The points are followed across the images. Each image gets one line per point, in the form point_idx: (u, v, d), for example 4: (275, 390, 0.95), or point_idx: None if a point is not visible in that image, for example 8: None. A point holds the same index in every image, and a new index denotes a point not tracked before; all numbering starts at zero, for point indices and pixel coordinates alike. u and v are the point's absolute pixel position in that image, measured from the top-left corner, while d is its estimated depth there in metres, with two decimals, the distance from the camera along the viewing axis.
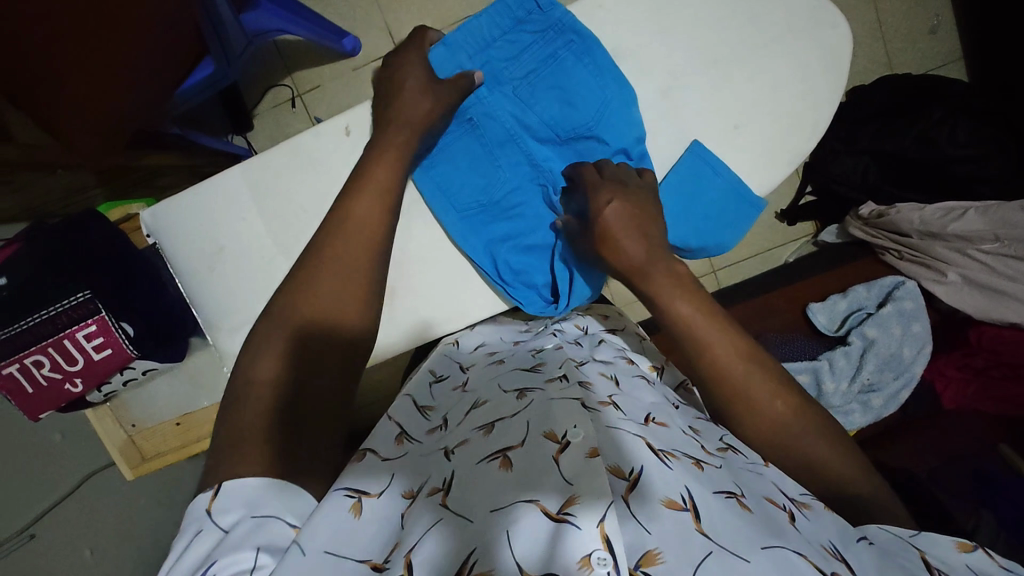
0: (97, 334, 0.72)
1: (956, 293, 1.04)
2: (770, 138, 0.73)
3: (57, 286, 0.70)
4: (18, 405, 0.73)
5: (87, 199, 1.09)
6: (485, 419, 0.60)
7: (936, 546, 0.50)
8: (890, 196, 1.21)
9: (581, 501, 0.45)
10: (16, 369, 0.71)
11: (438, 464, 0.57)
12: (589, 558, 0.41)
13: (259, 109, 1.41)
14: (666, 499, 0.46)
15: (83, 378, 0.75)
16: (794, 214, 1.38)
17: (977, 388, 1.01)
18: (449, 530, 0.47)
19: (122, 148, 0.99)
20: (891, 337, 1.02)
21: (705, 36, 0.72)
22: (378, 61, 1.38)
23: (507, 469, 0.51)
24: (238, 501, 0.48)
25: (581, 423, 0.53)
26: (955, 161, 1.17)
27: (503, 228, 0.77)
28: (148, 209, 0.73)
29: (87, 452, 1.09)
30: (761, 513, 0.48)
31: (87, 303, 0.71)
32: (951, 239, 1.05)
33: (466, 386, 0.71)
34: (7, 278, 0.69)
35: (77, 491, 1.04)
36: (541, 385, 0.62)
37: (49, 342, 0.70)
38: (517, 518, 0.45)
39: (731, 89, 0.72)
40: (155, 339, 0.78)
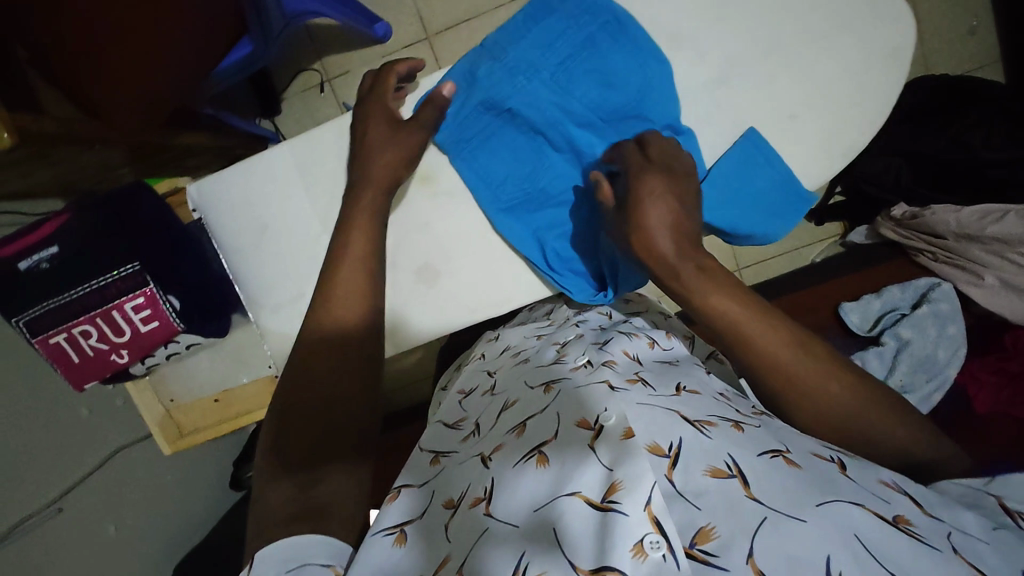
0: (144, 306, 0.73)
1: (993, 296, 1.02)
2: (823, 130, 0.72)
3: (106, 257, 0.71)
4: (64, 376, 0.72)
5: (119, 178, 1.09)
6: (513, 421, 0.59)
7: (1010, 488, 0.51)
8: (924, 197, 1.20)
9: (623, 487, 0.45)
10: (64, 340, 0.70)
11: (475, 469, 0.55)
12: (642, 544, 0.42)
13: (288, 92, 1.41)
14: (709, 469, 0.46)
15: (129, 350, 0.75)
16: (822, 213, 1.37)
17: (1012, 393, 0.97)
18: (497, 535, 0.47)
19: (158, 127, 0.99)
20: (926, 338, 1.01)
21: (757, 25, 0.71)
22: (408, 48, 1.38)
23: (545, 466, 0.50)
24: (268, 567, 0.47)
25: (611, 405, 0.52)
26: (989, 164, 1.12)
27: (550, 216, 0.77)
28: (194, 182, 0.73)
29: (114, 429, 1.10)
30: (811, 468, 0.47)
31: (136, 275, 0.72)
32: (988, 241, 1.03)
33: (495, 388, 0.70)
34: (58, 247, 0.69)
35: (104, 467, 1.04)
36: (567, 374, 0.61)
37: (98, 311, 0.71)
38: (562, 514, 0.45)
39: (784, 80, 0.71)
40: (200, 314, 0.78)
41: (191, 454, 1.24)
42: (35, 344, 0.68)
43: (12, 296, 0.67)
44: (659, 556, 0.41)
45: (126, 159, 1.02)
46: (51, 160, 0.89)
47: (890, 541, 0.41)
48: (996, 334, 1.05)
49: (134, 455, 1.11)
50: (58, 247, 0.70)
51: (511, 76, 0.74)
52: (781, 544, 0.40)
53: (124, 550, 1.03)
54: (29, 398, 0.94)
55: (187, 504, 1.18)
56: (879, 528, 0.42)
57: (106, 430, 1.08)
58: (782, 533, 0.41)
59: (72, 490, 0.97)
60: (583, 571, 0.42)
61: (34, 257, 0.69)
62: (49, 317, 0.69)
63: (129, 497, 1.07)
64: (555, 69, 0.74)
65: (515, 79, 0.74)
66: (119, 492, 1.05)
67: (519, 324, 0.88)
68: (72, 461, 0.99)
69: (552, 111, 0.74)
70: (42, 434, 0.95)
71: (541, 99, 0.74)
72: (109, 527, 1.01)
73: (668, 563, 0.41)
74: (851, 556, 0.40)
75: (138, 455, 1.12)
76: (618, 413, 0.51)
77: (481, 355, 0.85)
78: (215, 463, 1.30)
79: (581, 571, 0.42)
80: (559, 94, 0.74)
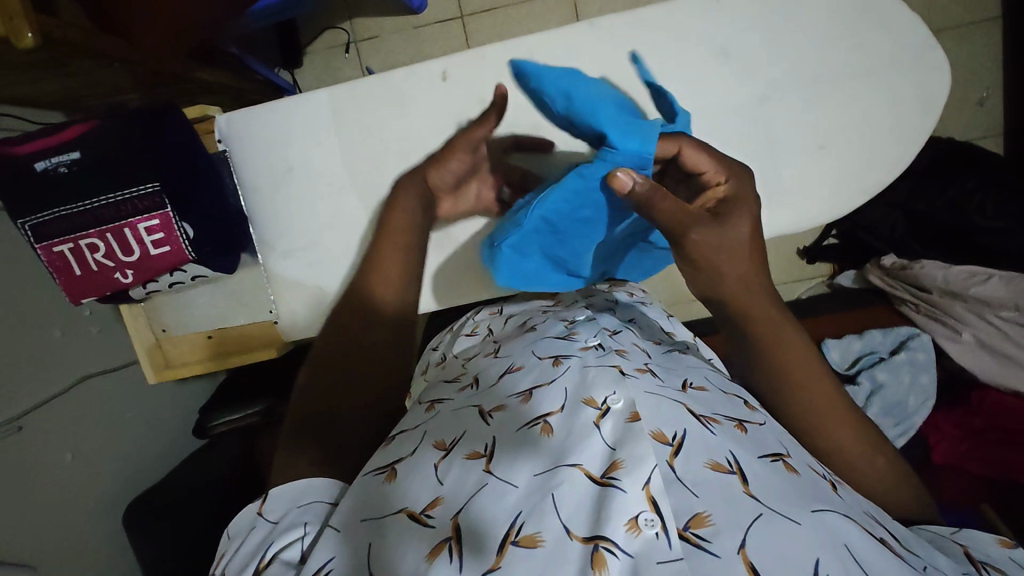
0: (158, 229, 0.71)
1: (968, 353, 1.07)
2: (850, 165, 0.75)
3: (125, 173, 0.69)
4: (62, 286, 0.71)
5: (129, 102, 1.06)
6: (522, 385, 0.59)
7: (976, 542, 0.50)
8: (915, 252, 1.23)
9: (624, 466, 0.47)
10: (68, 250, 0.69)
11: (472, 422, 0.56)
12: (636, 520, 0.44)
13: (312, 47, 1.39)
14: (710, 461, 0.47)
15: (135, 272, 0.73)
16: (815, 253, 1.39)
17: (970, 446, 1.03)
18: (495, 495, 0.47)
19: (181, 57, 0.96)
20: (900, 384, 1.05)
21: (804, 54, 0.72)
22: (440, 24, 1.36)
23: (549, 435, 0.52)
24: (283, 498, 0.53)
25: (619, 388, 0.54)
26: (982, 230, 1.16)
27: (573, 248, 0.72)
28: (225, 115, 0.75)
29: (89, 357, 1.06)
30: (808, 478, 0.49)
31: (153, 196, 0.70)
32: (970, 300, 1.08)
33: (499, 351, 0.71)
34: (80, 154, 0.68)
35: (71, 393, 1.01)
36: (576, 353, 0.62)
37: (109, 227, 0.70)
38: (561, 483, 0.47)
39: (823, 108, 0.73)
40: (213, 246, 0.76)
41: (157, 393, 1.22)
42: (37, 250, 0.68)
43: (23, 196, 0.67)
44: (652, 533, 0.43)
45: (141, 82, 0.99)
46: (69, 71, 0.86)
47: (872, 551, 0.43)
48: (964, 390, 1.10)
49: (100, 386, 1.08)
50: (79, 153, 0.68)
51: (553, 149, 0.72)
52: (774, 542, 0.42)
53: (78, 479, 1.00)
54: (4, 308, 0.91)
55: (144, 443, 1.16)
56: (866, 542, 0.44)
57: (81, 356, 1.05)
58: (775, 530, 0.42)
59: (37, 412, 0.94)
60: (576, 537, 0.44)
61: (53, 160, 0.67)
62: (56, 225, 0.68)
63: (89, 426, 1.04)
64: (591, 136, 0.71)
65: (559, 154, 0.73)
66: (80, 420, 1.02)
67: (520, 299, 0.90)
68: (42, 381, 0.96)
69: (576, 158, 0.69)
70: (11, 348, 0.91)
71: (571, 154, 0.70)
72: (66, 454, 0.99)
73: (660, 541, 0.43)
74: (838, 560, 0.41)
75: (105, 386, 1.09)
76: (627, 398, 0.52)
77: (475, 322, 0.87)
78: (180, 406, 1.27)
79: (576, 538, 0.44)
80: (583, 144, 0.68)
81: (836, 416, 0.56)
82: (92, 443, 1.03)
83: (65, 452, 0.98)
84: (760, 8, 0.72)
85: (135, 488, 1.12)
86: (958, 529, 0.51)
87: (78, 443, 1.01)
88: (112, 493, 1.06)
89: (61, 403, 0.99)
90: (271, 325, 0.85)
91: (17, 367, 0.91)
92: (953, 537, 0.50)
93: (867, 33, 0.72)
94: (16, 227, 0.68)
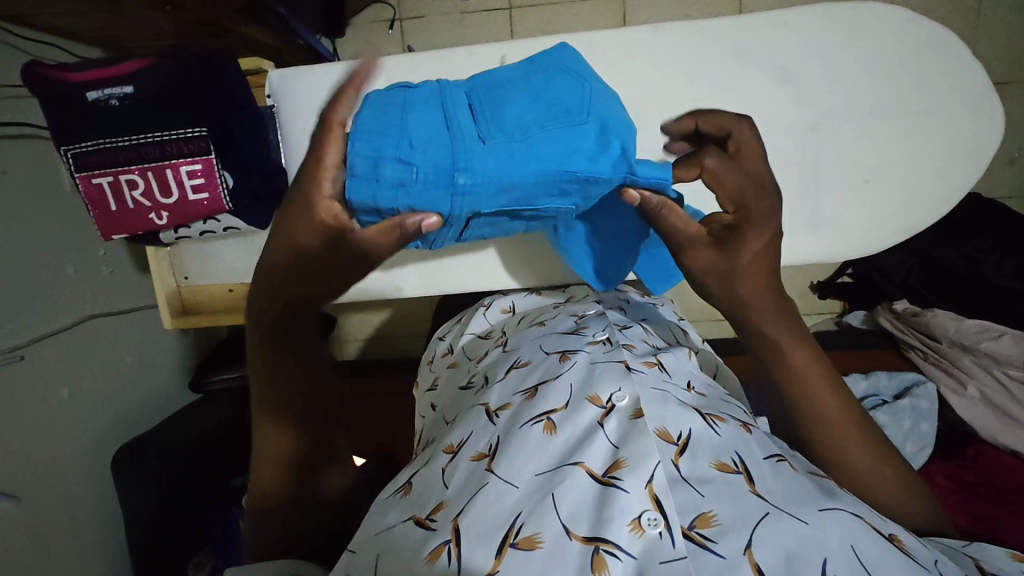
0: (199, 174, 0.71)
1: (969, 406, 1.08)
2: (888, 204, 0.75)
3: (174, 114, 0.69)
4: (96, 219, 0.72)
5: (169, 47, 1.05)
6: (528, 381, 0.60)
7: (988, 555, 0.49)
8: (926, 301, 1.22)
9: (627, 465, 0.47)
10: (106, 184, 0.70)
11: (479, 424, 0.57)
12: (640, 520, 0.44)
13: (356, 18, 1.39)
14: (715, 461, 0.47)
15: (170, 215, 0.74)
16: (827, 289, 1.41)
17: (958, 500, 1.00)
18: (495, 493, 0.48)
19: (230, 9, 0.95)
20: (898, 428, 1.04)
21: (860, 86, 0.72)
22: (486, 12, 1.36)
23: (551, 434, 0.52)
24: None
25: (624, 385, 0.54)
26: (997, 288, 1.13)
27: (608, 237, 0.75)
28: (277, 69, 0.74)
29: (95, 296, 1.05)
30: (811, 477, 0.48)
31: (199, 141, 0.69)
32: (979, 354, 1.08)
33: (507, 346, 0.71)
34: (134, 89, 0.68)
35: (74, 330, 1.00)
36: (584, 348, 0.62)
37: (151, 166, 0.70)
38: (562, 483, 0.47)
39: (871, 141, 0.74)
40: (251, 199, 0.76)
41: (156, 341, 1.20)
42: (77, 179, 0.69)
43: (71, 124, 0.67)
44: (655, 533, 0.43)
45: (187, 29, 0.98)
46: (119, 7, 0.85)
47: (885, 551, 0.42)
48: (960, 442, 1.11)
49: (102, 326, 1.07)
50: (133, 89, 0.68)
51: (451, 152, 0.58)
52: (782, 540, 0.41)
53: (69, 416, 0.99)
54: (19, 234, 0.89)
55: (139, 389, 1.15)
56: (875, 541, 0.42)
57: (87, 293, 1.04)
58: (783, 529, 0.42)
59: (39, 344, 0.93)
60: (576, 537, 0.43)
61: (106, 91, 0.67)
62: (98, 157, 0.69)
63: (87, 366, 1.03)
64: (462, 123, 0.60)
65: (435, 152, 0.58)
66: (78, 357, 1.01)
67: (528, 290, 0.89)
68: (49, 313, 0.95)
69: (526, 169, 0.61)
70: (21, 275, 0.90)
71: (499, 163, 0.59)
72: (62, 390, 0.97)
73: (663, 540, 0.43)
74: (847, 565, 0.40)
75: (108, 327, 1.08)
76: (632, 395, 0.53)
77: (484, 316, 0.84)
78: (177, 357, 1.26)
79: (576, 538, 0.43)
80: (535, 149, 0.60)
81: (862, 449, 0.54)
82: (88, 382, 1.03)
83: (62, 388, 0.97)
84: (821, 34, 0.72)
85: (124, 434, 1.11)
86: (971, 543, 0.51)
87: (76, 380, 1.00)
88: (101, 435, 1.05)
89: (63, 338, 0.98)
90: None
91: (29, 296, 0.91)
92: (964, 549, 0.50)
93: (926, 74, 0.72)
94: (59, 153, 0.68)
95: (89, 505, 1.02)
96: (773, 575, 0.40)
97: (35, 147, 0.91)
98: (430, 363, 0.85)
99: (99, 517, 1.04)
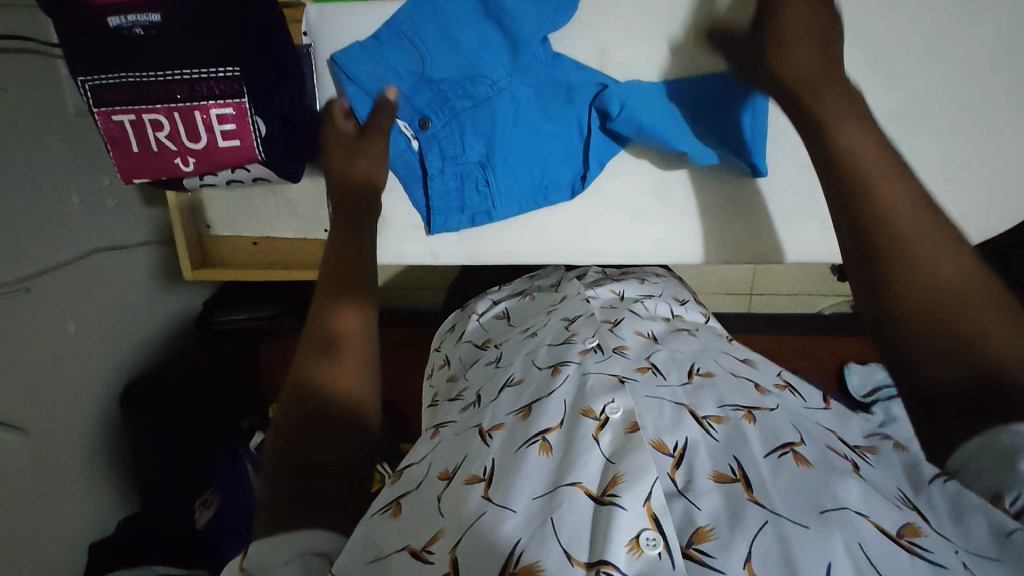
0: (231, 120, 0.66)
1: None
2: (956, 203, 0.76)
3: (203, 48, 0.61)
4: (116, 159, 0.67)
5: None
6: (522, 399, 0.53)
7: None
8: None
9: (625, 480, 0.41)
10: (128, 122, 0.65)
11: (470, 444, 0.50)
12: (637, 540, 0.38)
13: None
14: (713, 473, 0.43)
15: (197, 162, 0.69)
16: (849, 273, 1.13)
17: None
18: (493, 524, 0.41)
19: None
20: None
21: (958, 77, 0.71)
22: None
23: (549, 455, 0.45)
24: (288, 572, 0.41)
25: (619, 397, 0.48)
26: None
27: None
28: (316, 6, 0.73)
29: (107, 229, 1.00)
30: (821, 465, 0.43)
31: (233, 82, 0.63)
32: None
33: (500, 360, 0.65)
34: (161, 17, 0.59)
35: (81, 264, 0.95)
36: (575, 358, 0.56)
37: (178, 107, 0.64)
38: (560, 506, 0.41)
39: (952, 137, 0.74)
40: (283, 147, 0.70)
41: (167, 279, 1.16)
42: (95, 114, 0.63)
43: (91, 51, 0.59)
44: (654, 554, 0.38)
45: None
46: None
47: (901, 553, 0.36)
48: None
49: (111, 260, 1.01)
50: (159, 17, 0.59)
51: (459, 83, 0.74)
52: (781, 546, 0.37)
53: (75, 351, 0.96)
54: (21, 158, 0.83)
55: (144, 326, 1.12)
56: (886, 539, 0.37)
57: (98, 226, 0.98)
58: (782, 534, 0.37)
59: (43, 275, 0.88)
60: (578, 563, 0.38)
61: (129, 17, 0.58)
62: (119, 92, 0.62)
63: (94, 300, 0.99)
64: (469, 81, 0.73)
65: (456, 126, 0.76)
66: (86, 291, 0.97)
67: (516, 292, 0.83)
68: (55, 245, 0.90)
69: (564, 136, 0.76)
70: (23, 203, 0.84)
71: (460, 52, 0.72)
72: (69, 324, 0.94)
73: (663, 562, 0.37)
74: (851, 568, 0.35)
75: (117, 261, 1.03)
76: (627, 407, 0.47)
77: (477, 321, 0.79)
78: (187, 297, 1.22)
79: (577, 563, 0.38)
80: (478, 38, 0.71)
81: (959, 289, 0.43)
82: (95, 316, 0.99)
83: (69, 322, 0.94)
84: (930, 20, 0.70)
85: (132, 370, 1.09)
86: None
87: (82, 313, 0.96)
88: (106, 370, 1.03)
89: (71, 271, 0.93)
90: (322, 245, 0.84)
91: (32, 228, 0.86)
92: None
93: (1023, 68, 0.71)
94: (76, 83, 0.62)
95: (97, 440, 1.01)
96: None
97: (43, 65, 0.84)
98: (429, 378, 0.79)
99: (107, 451, 1.04)
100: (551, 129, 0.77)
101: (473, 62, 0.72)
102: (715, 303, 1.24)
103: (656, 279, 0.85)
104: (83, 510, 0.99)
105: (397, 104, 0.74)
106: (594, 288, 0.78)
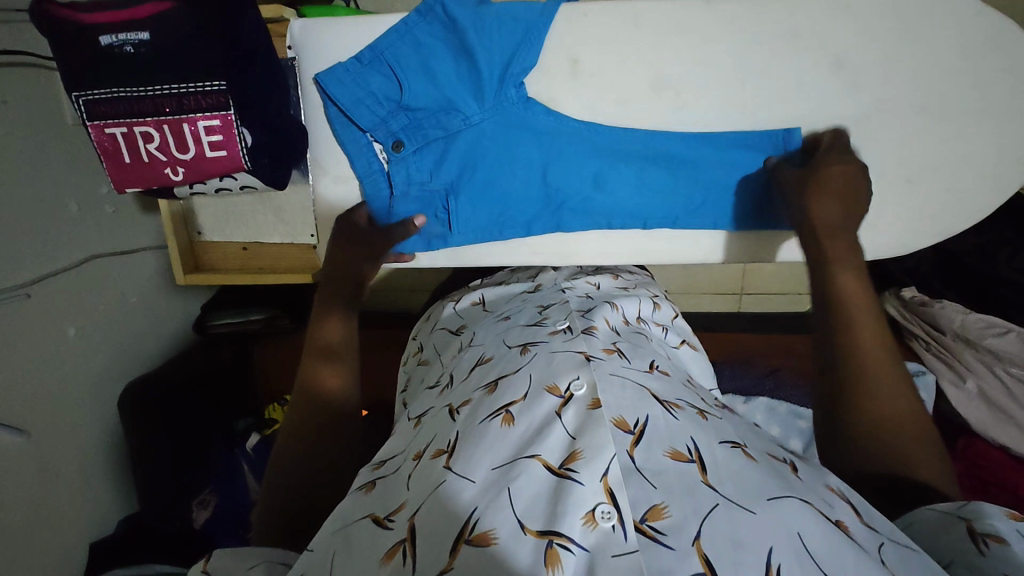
0: (217, 131, 0.68)
1: (966, 401, 0.95)
2: (927, 204, 0.79)
3: (190, 65, 0.64)
4: (110, 171, 0.70)
5: None
6: (489, 375, 0.56)
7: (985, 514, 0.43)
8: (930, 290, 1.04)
9: (583, 457, 0.43)
10: (120, 134, 0.67)
11: (441, 420, 0.53)
12: (593, 513, 0.40)
13: None
14: (670, 450, 0.44)
15: (186, 171, 0.71)
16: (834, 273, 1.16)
17: None
18: (447, 493, 0.43)
19: None
20: None
21: (927, 78, 0.74)
22: None
23: (510, 426, 0.47)
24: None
25: (583, 374, 0.51)
26: None
27: None
28: (300, 20, 0.75)
29: (106, 235, 1.02)
30: (767, 463, 0.45)
31: (219, 95, 0.66)
32: (982, 350, 0.94)
33: (472, 341, 0.67)
34: (150, 36, 0.62)
35: (80, 270, 0.98)
36: (545, 339, 0.59)
37: (167, 119, 0.67)
38: (518, 476, 0.43)
39: (922, 137, 0.76)
40: (270, 159, 0.73)
41: (166, 283, 1.19)
42: (89, 127, 0.66)
43: (84, 69, 0.63)
44: (609, 526, 0.39)
45: None
46: None
47: (838, 548, 0.38)
48: None
49: (110, 266, 1.04)
50: (150, 35, 0.62)
51: (434, 113, 0.76)
52: (729, 529, 0.38)
53: (77, 353, 0.99)
54: (23, 168, 0.86)
55: (143, 330, 1.14)
56: (825, 531, 0.39)
57: (97, 233, 1.00)
58: (731, 519, 0.39)
59: (44, 281, 0.91)
60: (530, 531, 0.39)
61: (120, 36, 0.62)
62: (111, 106, 0.65)
63: (95, 304, 1.02)
64: (444, 113, 0.76)
65: (426, 154, 0.79)
66: (85, 296, 0.99)
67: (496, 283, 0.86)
68: (55, 252, 0.93)
69: (628, 207, 0.81)
70: (27, 210, 0.87)
71: (438, 85, 0.75)
72: (69, 329, 0.97)
73: (616, 533, 0.39)
74: (793, 556, 0.37)
75: (116, 266, 1.05)
76: (591, 384, 0.49)
77: (453, 308, 0.81)
78: (185, 301, 1.25)
79: (530, 532, 0.39)
80: (454, 71, 0.74)
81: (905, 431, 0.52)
82: (94, 318, 1.02)
83: (69, 326, 0.97)
84: (901, 22, 0.72)
85: (132, 373, 1.12)
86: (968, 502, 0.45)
87: (81, 316, 0.99)
88: (105, 372, 1.05)
89: (70, 276, 0.96)
90: (311, 249, 0.87)
91: (34, 236, 0.88)
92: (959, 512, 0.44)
93: (989, 71, 0.73)
94: (70, 98, 0.65)
95: (97, 440, 1.04)
96: (723, 566, 0.36)
97: (43, 78, 0.87)
98: (404, 363, 0.82)
99: (107, 452, 1.06)
100: (515, 161, 0.80)
101: (450, 97, 0.75)
102: (700, 303, 1.27)
103: (632, 275, 0.87)
104: (85, 508, 1.02)
105: (374, 125, 0.77)
106: (572, 280, 0.82)
